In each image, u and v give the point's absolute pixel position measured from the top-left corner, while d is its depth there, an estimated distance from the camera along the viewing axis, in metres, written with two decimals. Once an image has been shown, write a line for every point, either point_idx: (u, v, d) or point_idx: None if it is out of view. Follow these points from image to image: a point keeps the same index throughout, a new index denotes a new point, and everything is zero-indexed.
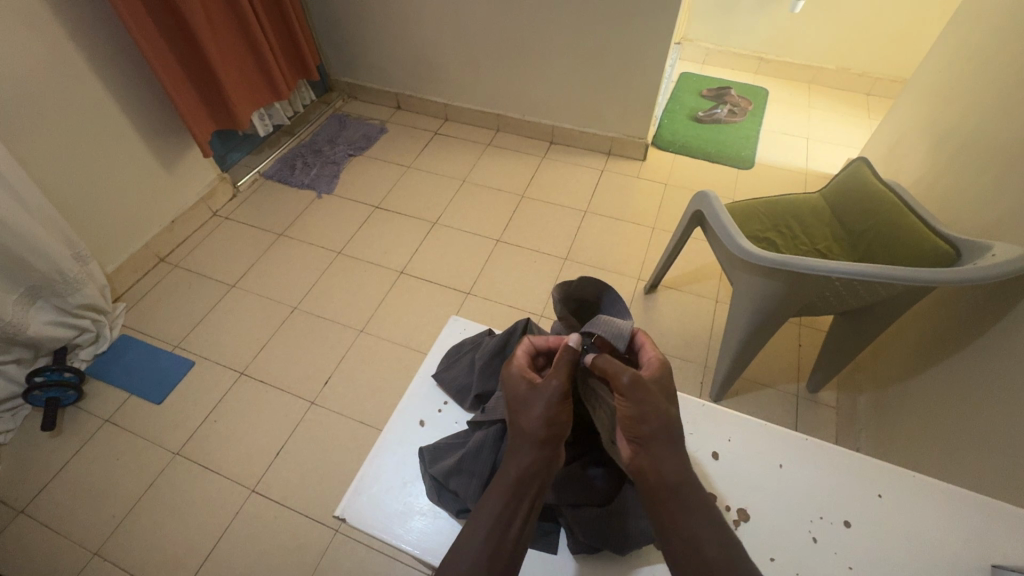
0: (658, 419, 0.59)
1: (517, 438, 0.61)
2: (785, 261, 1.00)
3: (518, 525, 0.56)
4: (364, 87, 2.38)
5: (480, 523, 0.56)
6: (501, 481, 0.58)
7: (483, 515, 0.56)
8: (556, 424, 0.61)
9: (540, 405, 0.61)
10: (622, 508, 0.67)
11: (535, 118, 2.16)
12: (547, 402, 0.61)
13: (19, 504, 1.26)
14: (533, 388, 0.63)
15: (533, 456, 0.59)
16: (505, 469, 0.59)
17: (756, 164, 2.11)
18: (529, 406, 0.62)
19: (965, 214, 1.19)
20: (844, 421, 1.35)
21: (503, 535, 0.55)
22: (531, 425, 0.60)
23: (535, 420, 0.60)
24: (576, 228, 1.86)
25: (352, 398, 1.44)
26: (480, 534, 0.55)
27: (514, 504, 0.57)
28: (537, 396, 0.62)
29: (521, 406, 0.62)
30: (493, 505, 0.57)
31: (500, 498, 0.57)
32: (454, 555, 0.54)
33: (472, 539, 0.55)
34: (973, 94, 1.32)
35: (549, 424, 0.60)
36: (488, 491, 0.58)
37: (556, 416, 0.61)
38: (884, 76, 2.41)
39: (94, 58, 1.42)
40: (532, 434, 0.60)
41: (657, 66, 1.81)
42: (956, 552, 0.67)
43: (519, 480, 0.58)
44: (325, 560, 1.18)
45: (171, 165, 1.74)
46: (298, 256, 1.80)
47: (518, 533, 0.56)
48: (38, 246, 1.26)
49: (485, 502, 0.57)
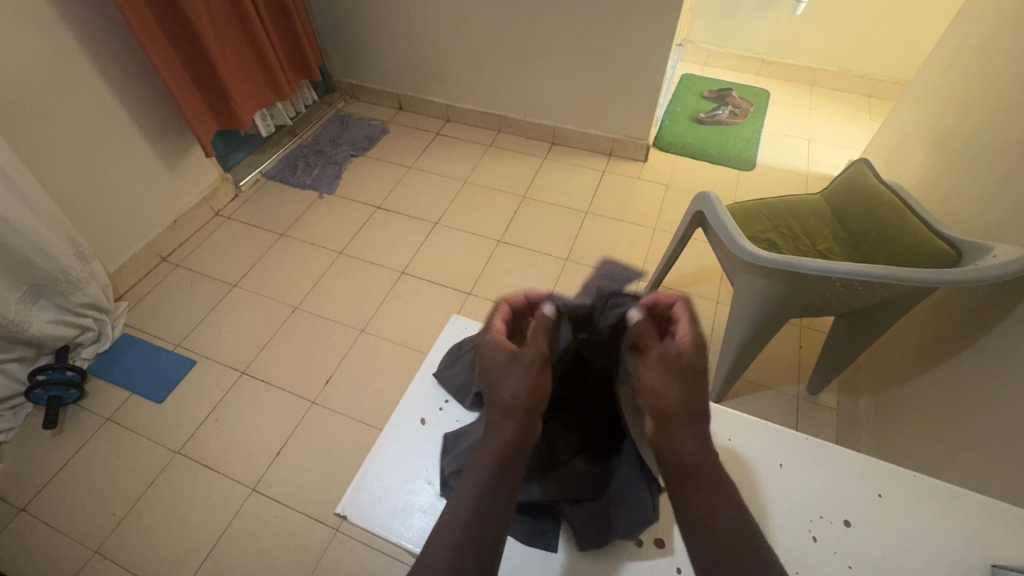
0: (677, 391, 0.58)
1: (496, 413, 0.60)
2: (785, 261, 1.00)
3: (502, 496, 0.54)
4: (365, 88, 2.39)
5: (462, 498, 0.54)
6: (482, 455, 0.57)
7: (467, 491, 0.54)
8: (534, 394, 0.60)
9: (519, 375, 0.60)
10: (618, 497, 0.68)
11: (536, 119, 2.17)
12: (526, 370, 0.60)
13: (20, 502, 1.26)
14: (511, 358, 0.62)
15: (513, 426, 0.59)
16: (486, 444, 0.58)
17: (756, 165, 2.11)
18: (506, 377, 0.61)
19: (966, 216, 1.19)
20: (845, 422, 1.35)
21: (486, 510, 0.53)
22: (510, 399, 0.60)
23: (512, 394, 0.60)
24: (577, 229, 1.86)
25: (352, 397, 1.44)
26: (463, 509, 0.53)
27: (496, 478, 0.55)
28: (515, 365, 0.62)
29: (497, 379, 0.62)
30: (474, 480, 0.55)
31: (481, 472, 0.56)
32: (439, 531, 0.52)
33: (456, 514, 0.52)
34: (975, 95, 1.33)
35: (526, 398, 0.59)
36: (470, 468, 0.56)
37: (535, 388, 0.60)
38: (884, 78, 2.41)
39: (98, 59, 1.43)
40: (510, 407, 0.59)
41: (657, 68, 1.82)
42: (956, 552, 0.67)
43: (501, 453, 0.57)
44: (325, 559, 1.18)
45: (173, 165, 1.75)
46: (300, 256, 1.80)
47: (500, 509, 0.54)
48: (40, 245, 1.27)
49: (466, 478, 0.56)
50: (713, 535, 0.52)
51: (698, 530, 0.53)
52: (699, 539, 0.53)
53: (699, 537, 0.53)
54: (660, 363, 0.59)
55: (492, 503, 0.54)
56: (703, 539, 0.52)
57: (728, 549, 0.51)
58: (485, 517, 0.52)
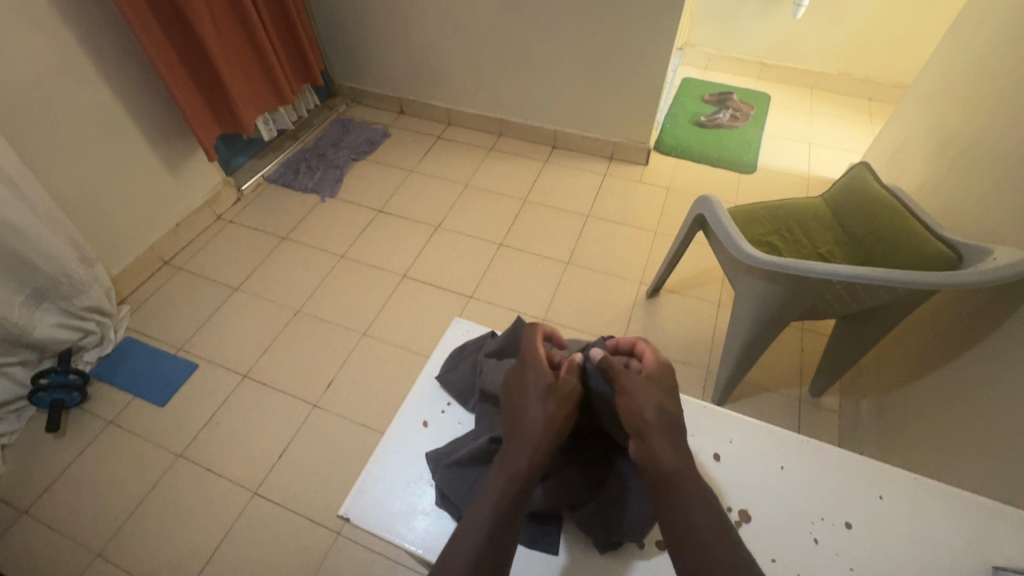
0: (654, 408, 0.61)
1: (520, 432, 0.61)
2: (786, 264, 1.00)
3: (517, 515, 0.56)
4: (367, 92, 2.41)
5: (484, 510, 0.55)
6: (508, 470, 0.57)
7: (485, 506, 0.55)
8: (560, 422, 0.62)
9: (549, 402, 0.63)
10: (619, 497, 0.68)
11: (537, 123, 2.18)
12: (556, 402, 0.63)
13: (23, 505, 1.26)
14: (548, 384, 0.64)
15: (537, 449, 0.59)
16: (511, 458, 0.59)
17: (757, 168, 2.12)
18: (536, 399, 0.63)
19: (967, 218, 1.19)
20: (847, 424, 1.35)
21: (505, 522, 0.54)
22: (535, 423, 0.61)
23: (539, 417, 0.61)
24: (578, 232, 1.86)
25: (354, 400, 1.45)
26: (485, 521, 0.54)
27: (517, 494, 0.56)
28: (548, 392, 0.63)
29: (526, 400, 0.63)
30: (497, 491, 0.56)
31: (503, 484, 0.56)
32: (458, 541, 0.53)
33: (478, 524, 0.54)
34: (975, 98, 1.33)
35: (551, 424, 0.61)
36: (489, 483, 0.57)
37: (560, 416, 0.62)
38: (885, 81, 2.42)
39: (101, 64, 1.44)
40: (536, 429, 0.60)
41: (658, 72, 1.83)
42: (957, 554, 0.67)
43: (527, 471, 0.58)
44: (327, 562, 1.18)
45: (176, 168, 1.75)
46: (301, 259, 1.81)
47: (514, 523, 0.55)
48: (44, 248, 1.28)
49: (488, 491, 0.56)
50: (698, 537, 0.52)
51: (683, 533, 0.53)
52: (682, 541, 0.53)
53: (684, 539, 0.53)
54: (639, 386, 0.63)
55: (509, 515, 0.55)
56: (688, 541, 0.52)
57: (712, 549, 0.51)
58: (503, 527, 0.54)
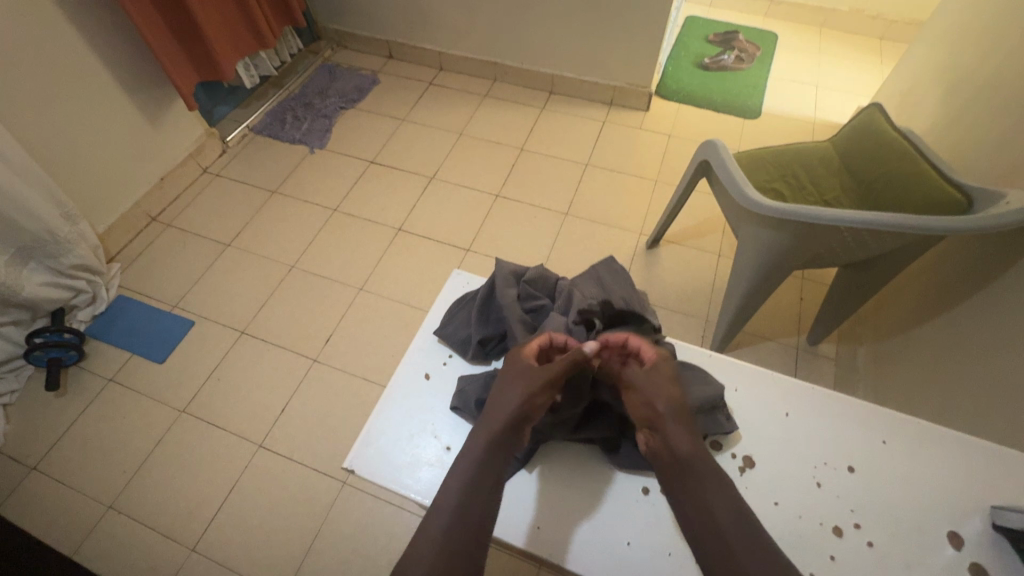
0: (662, 398, 0.61)
1: (489, 414, 0.61)
2: (793, 210, 0.97)
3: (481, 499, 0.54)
4: (354, 34, 2.27)
5: (451, 487, 0.55)
6: (469, 452, 0.57)
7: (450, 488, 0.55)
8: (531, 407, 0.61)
9: (520, 388, 0.62)
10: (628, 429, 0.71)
11: (534, 66, 2.07)
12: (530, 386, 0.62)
13: (30, 461, 1.28)
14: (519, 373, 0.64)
15: (498, 435, 0.58)
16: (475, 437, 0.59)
17: (762, 113, 2.04)
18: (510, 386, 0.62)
19: (981, 161, 1.15)
20: (843, 372, 1.36)
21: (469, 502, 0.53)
22: (505, 405, 0.61)
23: (510, 399, 0.61)
24: (577, 182, 1.81)
25: (353, 355, 1.44)
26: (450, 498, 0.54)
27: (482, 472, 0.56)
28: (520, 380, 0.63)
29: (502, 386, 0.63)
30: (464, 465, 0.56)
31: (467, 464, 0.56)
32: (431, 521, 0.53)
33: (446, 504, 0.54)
34: (996, 30, 1.25)
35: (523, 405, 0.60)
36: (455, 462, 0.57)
37: (535, 394, 0.62)
38: (898, 18, 2.30)
39: (68, 6, 1.33)
40: (505, 412, 0.60)
41: (664, 8, 1.71)
42: (956, 493, 0.68)
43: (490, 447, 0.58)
44: (335, 509, 1.21)
45: (157, 119, 1.67)
46: (293, 213, 1.76)
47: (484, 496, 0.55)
48: (25, 206, 1.22)
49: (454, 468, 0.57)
50: (716, 522, 0.51)
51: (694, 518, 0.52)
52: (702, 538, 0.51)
53: (699, 525, 0.52)
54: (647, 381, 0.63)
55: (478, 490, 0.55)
56: (705, 527, 0.51)
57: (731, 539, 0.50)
58: (463, 508, 0.53)
